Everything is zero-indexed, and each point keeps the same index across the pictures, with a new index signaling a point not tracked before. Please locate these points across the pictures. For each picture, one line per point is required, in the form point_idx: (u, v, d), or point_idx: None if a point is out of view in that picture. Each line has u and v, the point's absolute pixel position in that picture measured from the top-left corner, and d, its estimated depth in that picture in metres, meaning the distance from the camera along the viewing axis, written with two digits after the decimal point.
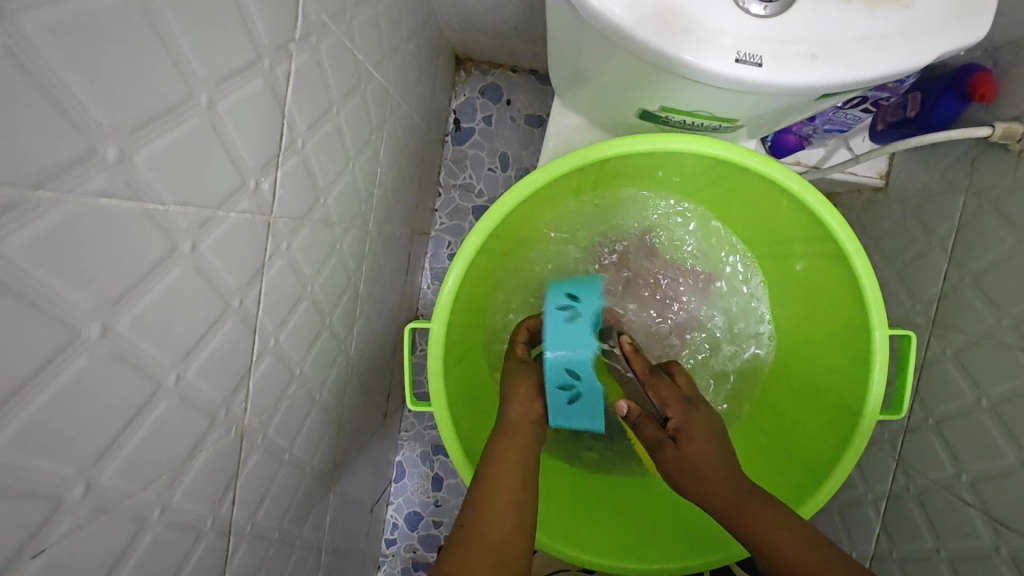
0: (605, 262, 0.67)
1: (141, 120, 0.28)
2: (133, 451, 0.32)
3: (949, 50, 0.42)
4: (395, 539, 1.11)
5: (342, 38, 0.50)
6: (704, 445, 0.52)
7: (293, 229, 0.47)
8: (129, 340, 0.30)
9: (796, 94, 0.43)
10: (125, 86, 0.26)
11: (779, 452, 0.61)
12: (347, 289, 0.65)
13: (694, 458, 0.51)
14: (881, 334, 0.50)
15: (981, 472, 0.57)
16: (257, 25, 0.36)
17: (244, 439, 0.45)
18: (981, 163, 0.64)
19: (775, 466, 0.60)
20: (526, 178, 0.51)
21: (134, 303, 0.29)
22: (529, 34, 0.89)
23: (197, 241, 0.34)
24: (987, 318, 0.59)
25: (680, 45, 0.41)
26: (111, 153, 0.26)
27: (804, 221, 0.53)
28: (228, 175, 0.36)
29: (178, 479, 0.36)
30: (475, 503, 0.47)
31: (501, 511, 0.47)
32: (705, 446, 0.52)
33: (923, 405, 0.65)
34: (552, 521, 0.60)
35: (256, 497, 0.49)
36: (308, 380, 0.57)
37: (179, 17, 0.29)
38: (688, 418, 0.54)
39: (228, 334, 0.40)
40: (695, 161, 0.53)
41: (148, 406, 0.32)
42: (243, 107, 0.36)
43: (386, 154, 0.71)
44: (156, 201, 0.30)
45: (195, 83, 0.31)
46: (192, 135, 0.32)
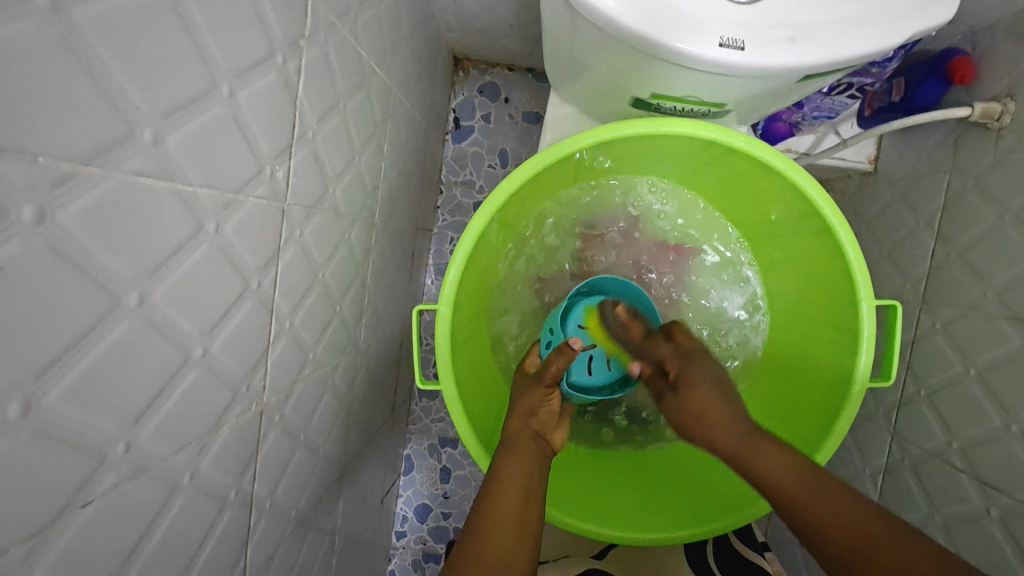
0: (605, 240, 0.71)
1: (170, 106, 0.30)
2: (166, 417, 0.34)
3: (921, 30, 0.44)
4: (405, 531, 1.13)
5: (347, 36, 0.53)
6: (704, 396, 0.53)
7: (305, 217, 0.50)
8: (163, 311, 0.32)
9: (778, 76, 0.46)
10: (158, 74, 0.29)
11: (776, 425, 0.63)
12: (355, 279, 0.67)
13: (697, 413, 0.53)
14: (867, 303, 0.52)
15: (971, 438, 0.59)
16: (271, 23, 0.39)
17: (263, 415, 0.47)
18: (964, 143, 0.67)
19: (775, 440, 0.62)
20: (526, 161, 0.53)
21: (166, 276, 0.32)
22: (525, 33, 0.92)
23: (221, 222, 0.36)
24: (973, 291, 0.61)
25: (667, 32, 0.43)
26: (147, 136, 0.29)
27: (791, 198, 0.55)
28: (246, 162, 0.38)
29: (206, 447, 0.39)
30: (484, 507, 0.50)
31: (506, 515, 0.49)
32: (703, 398, 0.53)
33: (914, 378, 0.67)
34: (559, 496, 0.61)
35: (275, 474, 0.52)
36: (320, 364, 0.59)
37: (204, 13, 0.32)
38: (685, 370, 0.56)
39: (248, 313, 0.42)
40: (686, 143, 0.55)
41: (179, 375, 0.35)
42: (259, 99, 0.39)
43: (389, 150, 0.74)
44: (184, 182, 0.32)
45: (218, 74, 0.34)
46: (215, 121, 0.34)
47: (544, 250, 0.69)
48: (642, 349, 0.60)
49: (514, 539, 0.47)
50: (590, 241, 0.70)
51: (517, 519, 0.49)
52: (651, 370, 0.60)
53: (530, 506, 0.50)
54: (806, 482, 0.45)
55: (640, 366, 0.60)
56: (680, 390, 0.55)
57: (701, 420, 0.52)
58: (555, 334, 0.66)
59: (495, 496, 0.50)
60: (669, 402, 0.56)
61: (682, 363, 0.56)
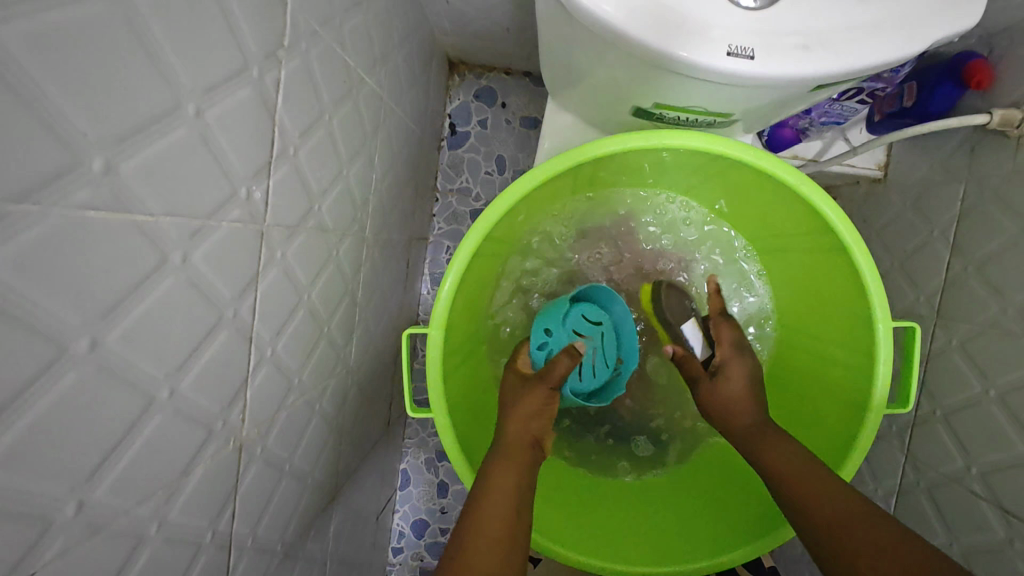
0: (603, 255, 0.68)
1: (126, 131, 0.27)
2: (126, 467, 0.31)
3: (944, 37, 0.41)
4: (402, 548, 1.10)
5: (332, 45, 0.50)
6: (739, 386, 0.56)
7: (287, 237, 0.47)
8: (119, 354, 0.29)
9: (790, 86, 0.43)
10: (111, 95, 0.26)
11: None
12: (345, 296, 0.64)
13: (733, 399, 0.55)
14: (885, 327, 0.49)
15: (991, 464, 0.56)
16: (245, 35, 0.36)
17: (242, 450, 0.44)
18: (980, 151, 0.64)
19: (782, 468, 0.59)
20: (522, 176, 0.51)
21: (123, 317, 0.29)
22: (522, 36, 0.89)
23: (188, 252, 0.34)
24: (992, 307, 0.58)
25: (672, 39, 0.41)
26: (97, 165, 0.26)
27: (801, 213, 0.52)
28: (218, 185, 0.36)
29: (175, 493, 0.36)
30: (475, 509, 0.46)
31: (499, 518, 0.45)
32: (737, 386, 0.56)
33: (929, 397, 0.65)
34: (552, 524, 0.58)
35: (257, 510, 0.49)
36: (307, 389, 0.56)
37: (163, 27, 0.29)
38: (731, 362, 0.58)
39: (223, 345, 0.39)
40: (691, 156, 0.53)
41: (141, 421, 0.32)
42: (232, 116, 0.36)
43: (381, 161, 0.71)
44: (144, 212, 0.29)
45: (182, 92, 0.31)
46: (181, 143, 0.31)
47: (540, 265, 0.67)
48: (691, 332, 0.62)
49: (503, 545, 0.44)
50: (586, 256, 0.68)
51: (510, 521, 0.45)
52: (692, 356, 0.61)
53: (522, 511, 0.47)
54: (804, 467, 0.47)
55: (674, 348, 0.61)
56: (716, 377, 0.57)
57: (729, 406, 0.55)
58: (553, 334, 0.62)
59: (487, 496, 0.47)
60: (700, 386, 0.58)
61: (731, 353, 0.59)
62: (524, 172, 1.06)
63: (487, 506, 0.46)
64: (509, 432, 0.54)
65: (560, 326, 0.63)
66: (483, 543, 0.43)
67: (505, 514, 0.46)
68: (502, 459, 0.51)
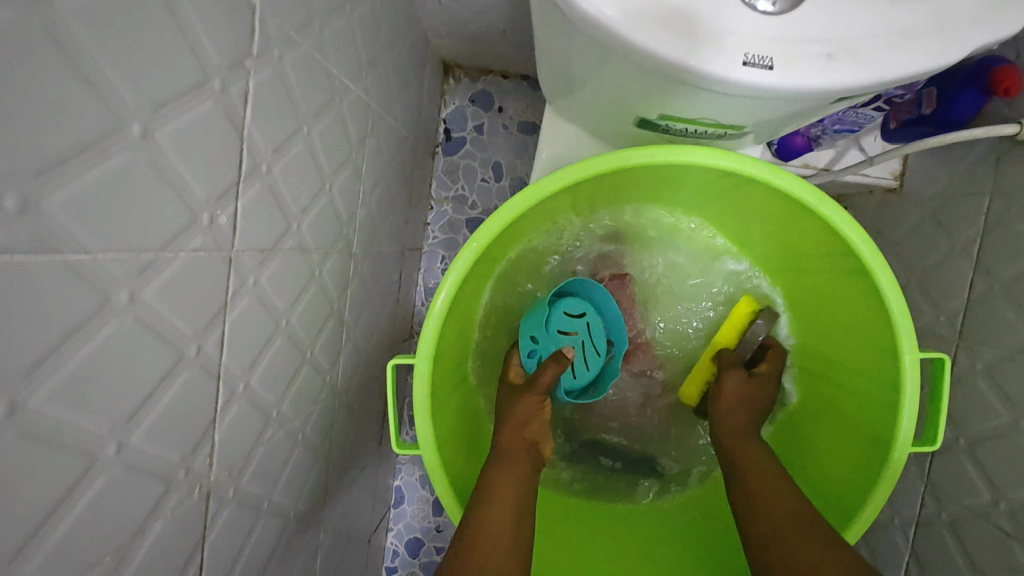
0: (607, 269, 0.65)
1: (49, 160, 0.24)
2: (63, 539, 0.28)
3: (981, 45, 0.37)
4: (396, 567, 1.06)
5: (311, 51, 0.46)
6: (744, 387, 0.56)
7: (261, 262, 0.43)
8: (49, 415, 0.25)
9: (811, 97, 0.39)
10: (27, 121, 0.22)
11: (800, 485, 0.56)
12: (330, 317, 0.60)
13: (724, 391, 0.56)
14: (911, 357, 0.45)
15: (1021, 500, 0.52)
16: (203, 42, 0.32)
17: (212, 496, 0.41)
18: (1007, 162, 0.60)
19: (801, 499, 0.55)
20: (517, 193, 0.47)
21: (52, 372, 0.25)
22: (519, 38, 0.85)
23: (137, 289, 0.30)
24: (1021, 331, 0.54)
25: (680, 48, 0.37)
26: (10, 202, 0.22)
27: (819, 234, 0.49)
28: (174, 212, 0.32)
29: (127, 556, 0.32)
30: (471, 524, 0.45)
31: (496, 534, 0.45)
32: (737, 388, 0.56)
33: (952, 424, 0.61)
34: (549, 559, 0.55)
35: (230, 556, 0.45)
36: (287, 420, 0.52)
37: (95, 37, 0.25)
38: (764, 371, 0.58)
39: (185, 387, 0.36)
40: (700, 172, 0.49)
41: (82, 484, 0.28)
42: (190, 135, 0.32)
43: (369, 171, 0.67)
44: (78, 251, 0.26)
45: (124, 111, 0.27)
46: (124, 170, 0.28)
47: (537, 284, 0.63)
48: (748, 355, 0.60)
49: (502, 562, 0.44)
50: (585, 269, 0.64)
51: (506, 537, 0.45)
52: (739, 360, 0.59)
53: (521, 522, 0.46)
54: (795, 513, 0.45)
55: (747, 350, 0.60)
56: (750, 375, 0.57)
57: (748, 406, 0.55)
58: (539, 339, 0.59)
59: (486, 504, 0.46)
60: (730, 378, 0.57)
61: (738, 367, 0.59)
62: (522, 178, 1.02)
63: (485, 518, 0.45)
64: (503, 435, 0.53)
65: (544, 331, 0.59)
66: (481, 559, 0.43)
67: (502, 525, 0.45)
68: (499, 467, 0.50)
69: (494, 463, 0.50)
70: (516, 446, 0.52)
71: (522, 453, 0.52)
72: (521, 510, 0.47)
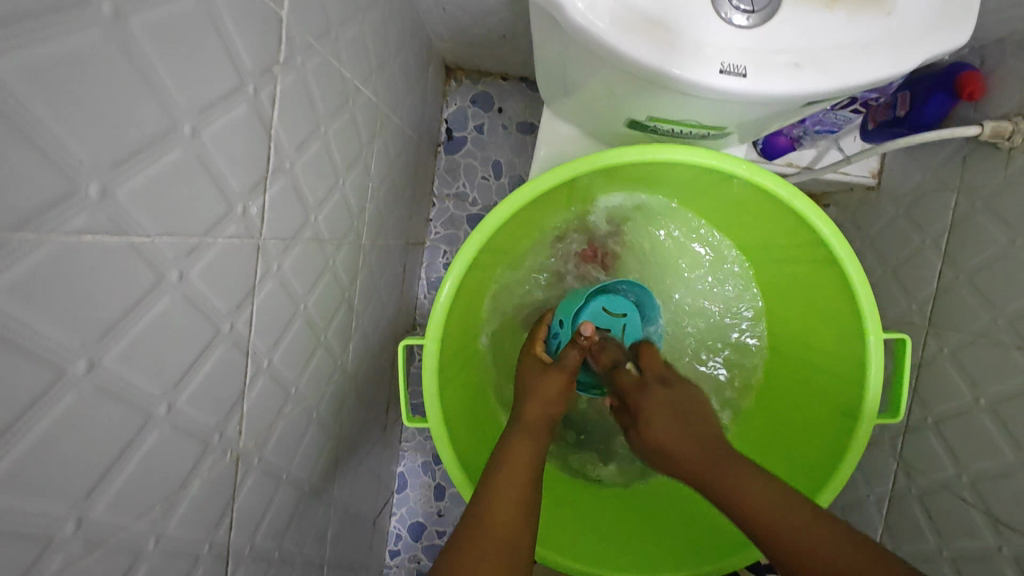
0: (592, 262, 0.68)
1: (121, 154, 0.28)
2: (124, 485, 0.32)
3: (933, 55, 0.42)
4: (399, 550, 1.10)
5: (328, 57, 0.50)
6: (663, 427, 0.54)
7: (283, 250, 0.47)
8: (117, 374, 0.30)
9: (781, 102, 0.44)
10: (108, 121, 0.26)
11: (785, 462, 0.60)
12: (342, 304, 0.65)
13: (661, 442, 0.54)
14: (875, 339, 0.50)
15: (981, 471, 0.56)
16: (240, 52, 0.36)
17: (240, 461, 0.45)
18: (973, 161, 0.64)
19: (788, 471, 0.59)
20: (516, 191, 0.51)
21: (120, 337, 0.29)
22: (518, 42, 0.89)
23: (185, 270, 0.34)
24: (983, 317, 0.59)
25: (662, 57, 0.41)
26: (93, 190, 0.26)
27: (794, 227, 0.53)
28: (214, 202, 0.36)
29: (172, 507, 0.37)
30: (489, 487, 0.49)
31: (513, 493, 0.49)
32: (660, 428, 0.55)
33: (921, 405, 0.65)
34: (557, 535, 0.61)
35: (254, 519, 0.49)
36: (304, 398, 0.57)
37: (158, 49, 0.29)
38: (644, 403, 0.57)
39: (220, 359, 0.40)
40: (685, 170, 0.53)
41: (139, 437, 0.32)
42: (229, 134, 0.36)
43: (377, 168, 0.71)
44: (141, 233, 0.30)
45: (177, 113, 0.31)
46: (176, 165, 0.32)
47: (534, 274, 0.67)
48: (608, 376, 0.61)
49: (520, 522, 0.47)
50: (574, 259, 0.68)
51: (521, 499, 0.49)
52: (618, 404, 0.62)
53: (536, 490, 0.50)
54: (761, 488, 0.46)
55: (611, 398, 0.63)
56: (641, 425, 0.56)
57: (664, 452, 0.54)
58: (564, 326, 0.64)
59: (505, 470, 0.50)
60: (635, 438, 0.58)
61: (640, 395, 0.57)
62: (520, 176, 1.06)
63: (502, 483, 0.49)
64: (525, 409, 0.57)
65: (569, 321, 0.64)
66: (499, 519, 0.47)
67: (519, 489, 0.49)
68: (518, 438, 0.54)
69: (514, 436, 0.54)
70: (537, 422, 0.56)
71: (541, 428, 0.56)
72: (535, 477, 0.51)
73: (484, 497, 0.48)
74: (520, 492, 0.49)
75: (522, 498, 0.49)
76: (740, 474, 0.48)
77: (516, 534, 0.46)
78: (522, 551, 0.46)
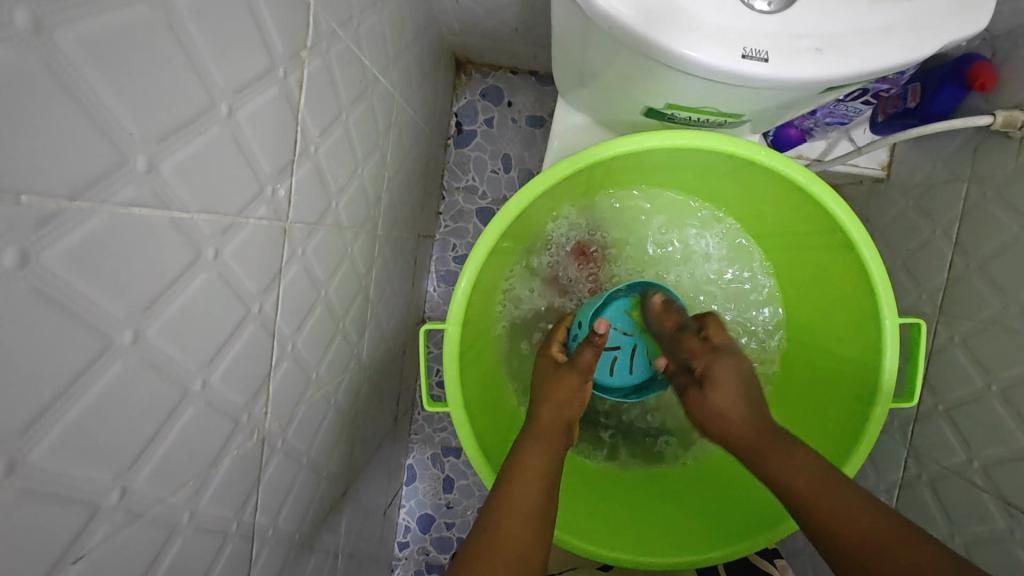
0: (600, 250, 0.69)
1: (165, 130, 0.28)
2: (163, 458, 0.32)
3: (951, 40, 0.42)
4: (408, 542, 1.11)
5: (350, 44, 0.51)
6: (729, 394, 0.53)
7: (307, 234, 0.48)
8: (158, 346, 0.30)
9: (802, 87, 0.44)
10: (154, 93, 0.27)
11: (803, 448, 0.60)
12: (358, 292, 0.65)
13: (725, 409, 0.53)
14: (891, 322, 0.50)
15: (993, 456, 0.57)
16: (272, 35, 0.37)
17: (265, 442, 0.45)
18: (984, 151, 0.65)
19: (807, 453, 0.60)
20: (536, 176, 0.52)
21: (162, 310, 0.30)
22: (529, 35, 0.90)
23: (220, 248, 0.35)
24: (994, 304, 0.59)
25: (685, 41, 0.41)
26: (140, 163, 0.27)
27: (811, 212, 0.54)
28: (247, 182, 0.37)
29: (205, 483, 0.37)
30: (503, 497, 0.49)
31: (527, 503, 0.49)
32: (728, 395, 0.53)
33: (932, 392, 0.66)
34: (577, 520, 0.62)
35: (277, 501, 0.50)
36: (323, 384, 0.57)
37: (200, 28, 0.30)
38: (714, 365, 0.55)
39: (249, 339, 0.40)
40: (703, 155, 0.54)
41: (177, 411, 0.33)
42: (260, 115, 0.37)
43: (392, 158, 0.72)
44: (182, 210, 0.30)
45: (216, 92, 0.32)
46: (214, 143, 0.32)
47: (547, 263, 0.68)
48: (672, 342, 0.61)
49: (530, 536, 0.47)
50: (582, 248, 0.68)
51: (535, 511, 0.49)
52: (676, 365, 0.60)
53: (549, 499, 0.50)
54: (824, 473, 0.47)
55: (666, 359, 0.61)
56: (704, 388, 0.55)
57: (726, 420, 0.53)
58: (583, 327, 0.64)
59: (519, 479, 0.50)
60: (693, 399, 0.56)
61: (710, 356, 0.56)
62: (529, 170, 1.07)
63: (516, 495, 0.49)
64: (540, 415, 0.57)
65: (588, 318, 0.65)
66: (511, 532, 0.47)
67: (532, 501, 0.49)
68: (533, 445, 0.54)
69: (528, 442, 0.54)
70: (552, 429, 0.55)
71: (556, 433, 0.56)
72: (549, 485, 0.51)
73: (497, 510, 0.49)
74: (534, 500, 0.49)
75: (536, 508, 0.49)
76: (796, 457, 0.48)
77: (527, 547, 0.47)
78: (534, 564, 0.46)
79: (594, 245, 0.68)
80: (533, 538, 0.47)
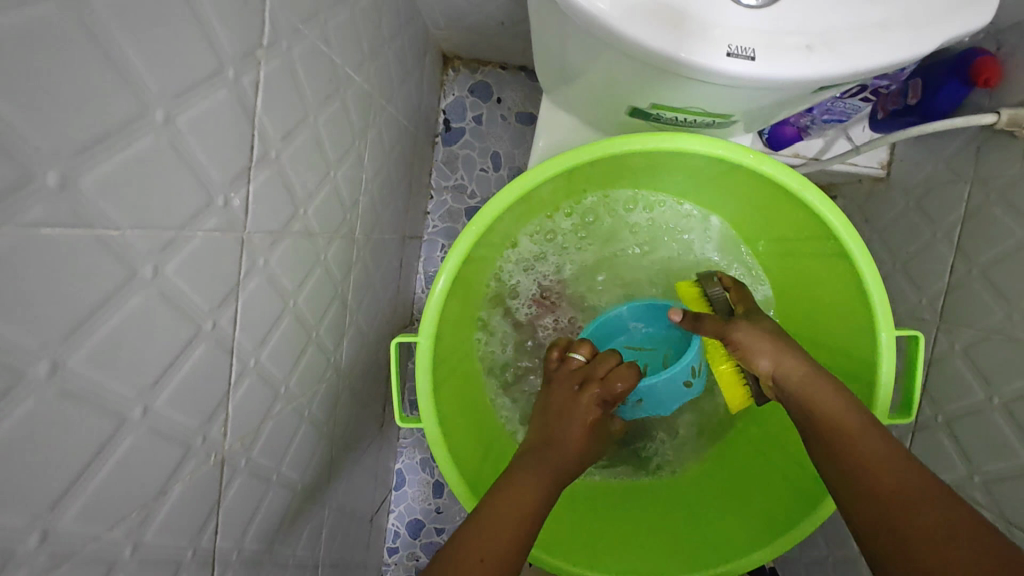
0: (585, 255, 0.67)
1: (85, 141, 0.26)
2: (94, 494, 0.30)
3: (952, 36, 0.40)
4: (397, 548, 1.09)
5: (317, 42, 0.48)
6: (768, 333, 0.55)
7: (270, 243, 0.45)
8: (85, 376, 0.28)
9: (794, 87, 0.42)
10: (67, 104, 0.24)
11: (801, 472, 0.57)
12: (334, 299, 0.63)
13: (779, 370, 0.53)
14: (887, 335, 0.48)
15: (993, 472, 0.54)
16: (218, 33, 0.34)
17: (225, 463, 0.43)
18: (988, 150, 0.62)
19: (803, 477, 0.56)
20: (512, 181, 0.49)
21: (88, 336, 0.28)
22: (517, 29, 0.87)
23: (160, 265, 0.32)
24: (997, 313, 0.56)
25: (669, 39, 0.39)
26: (52, 179, 0.24)
27: (803, 219, 0.52)
28: (192, 193, 0.34)
29: (150, 514, 0.35)
30: (490, 504, 0.48)
31: (511, 514, 0.48)
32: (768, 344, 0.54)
33: (931, 403, 0.63)
34: (579, 544, 0.61)
35: (242, 523, 0.48)
36: (294, 398, 0.55)
37: (124, 28, 0.27)
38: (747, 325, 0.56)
39: (202, 359, 0.38)
40: (688, 159, 0.51)
41: (111, 443, 0.31)
42: (206, 120, 0.34)
43: (371, 159, 0.69)
44: (108, 226, 0.28)
45: (148, 98, 0.29)
46: (149, 152, 0.30)
47: (525, 279, 0.66)
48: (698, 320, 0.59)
49: (499, 544, 0.46)
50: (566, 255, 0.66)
51: (515, 528, 0.47)
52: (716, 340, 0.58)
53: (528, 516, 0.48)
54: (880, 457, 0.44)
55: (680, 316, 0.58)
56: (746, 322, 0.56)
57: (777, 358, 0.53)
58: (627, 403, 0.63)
59: (503, 499, 0.49)
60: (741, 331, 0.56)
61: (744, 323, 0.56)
62: (519, 168, 1.04)
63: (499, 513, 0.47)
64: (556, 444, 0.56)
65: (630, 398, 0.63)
66: (481, 547, 0.45)
67: (512, 521, 0.47)
68: (527, 468, 0.53)
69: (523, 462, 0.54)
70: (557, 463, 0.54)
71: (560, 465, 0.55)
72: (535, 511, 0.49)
73: (478, 518, 0.47)
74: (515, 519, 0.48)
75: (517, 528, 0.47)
76: (836, 399, 0.49)
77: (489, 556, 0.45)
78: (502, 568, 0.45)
79: (578, 252, 0.66)
80: (499, 546, 0.46)
